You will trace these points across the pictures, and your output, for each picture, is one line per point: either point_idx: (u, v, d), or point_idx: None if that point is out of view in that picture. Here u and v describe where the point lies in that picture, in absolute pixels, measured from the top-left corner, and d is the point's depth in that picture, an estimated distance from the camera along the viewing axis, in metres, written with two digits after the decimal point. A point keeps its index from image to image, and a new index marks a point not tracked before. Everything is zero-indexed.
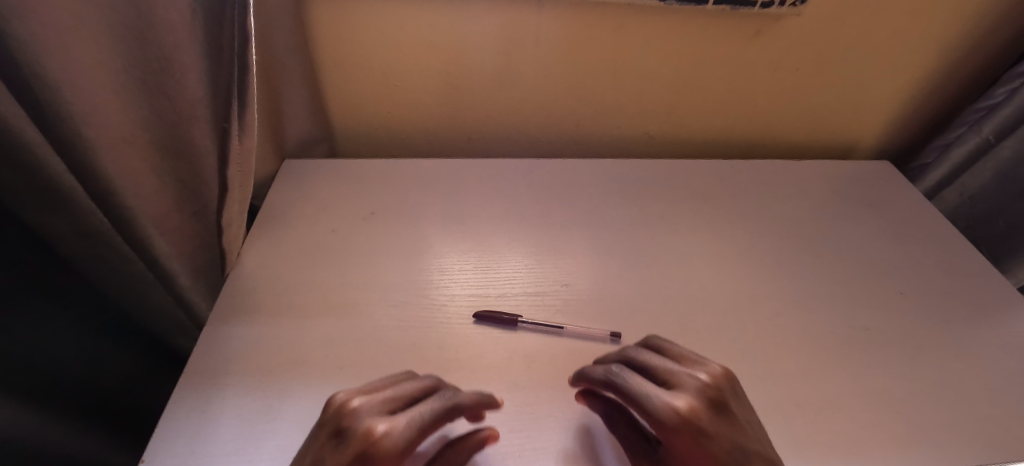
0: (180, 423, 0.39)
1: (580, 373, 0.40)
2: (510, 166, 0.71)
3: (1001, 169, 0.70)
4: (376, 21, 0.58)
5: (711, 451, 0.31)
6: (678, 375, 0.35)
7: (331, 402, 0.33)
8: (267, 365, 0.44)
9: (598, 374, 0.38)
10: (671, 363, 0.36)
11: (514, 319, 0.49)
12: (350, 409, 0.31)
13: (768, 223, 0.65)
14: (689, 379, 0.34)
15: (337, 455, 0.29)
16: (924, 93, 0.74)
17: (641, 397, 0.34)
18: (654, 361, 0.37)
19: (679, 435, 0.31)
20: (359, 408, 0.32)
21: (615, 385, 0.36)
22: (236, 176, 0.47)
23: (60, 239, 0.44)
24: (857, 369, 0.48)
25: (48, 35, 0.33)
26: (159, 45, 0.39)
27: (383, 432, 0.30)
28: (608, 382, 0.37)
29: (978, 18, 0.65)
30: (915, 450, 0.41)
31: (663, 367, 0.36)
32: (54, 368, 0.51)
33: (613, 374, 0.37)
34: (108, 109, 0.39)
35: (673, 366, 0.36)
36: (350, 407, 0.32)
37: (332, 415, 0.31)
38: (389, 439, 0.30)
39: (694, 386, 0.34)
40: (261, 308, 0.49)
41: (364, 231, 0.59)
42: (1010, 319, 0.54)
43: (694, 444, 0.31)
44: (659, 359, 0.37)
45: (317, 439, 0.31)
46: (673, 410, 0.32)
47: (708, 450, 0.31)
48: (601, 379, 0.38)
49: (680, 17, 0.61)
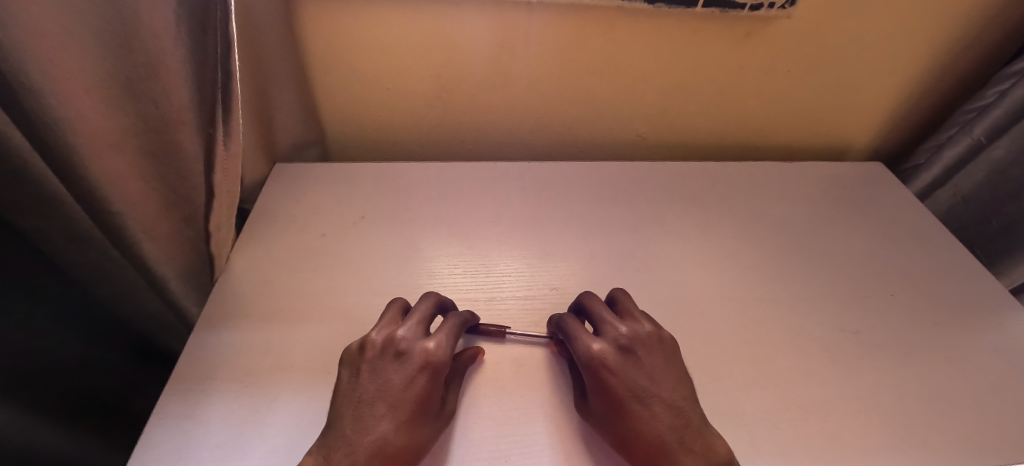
0: (165, 429, 0.39)
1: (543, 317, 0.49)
2: (501, 168, 0.71)
3: (993, 170, 0.70)
4: (366, 25, 0.58)
5: (605, 379, 0.39)
6: (608, 323, 0.44)
7: (373, 338, 0.41)
8: (253, 369, 0.44)
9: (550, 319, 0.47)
10: (608, 312, 0.45)
11: (502, 331, 0.47)
12: (399, 339, 0.41)
13: (758, 225, 0.65)
14: (613, 326, 0.43)
15: (406, 368, 0.39)
16: (916, 94, 0.74)
17: (569, 334, 0.43)
18: (597, 309, 0.45)
19: (586, 364, 0.40)
20: (404, 336, 0.41)
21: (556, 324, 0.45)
22: (223, 181, 0.48)
23: (51, 245, 0.44)
24: (846, 371, 0.48)
25: (32, 41, 0.33)
26: (144, 50, 0.39)
27: (438, 344, 0.40)
28: (552, 323, 0.46)
29: (968, 20, 0.65)
30: (903, 453, 0.41)
31: (602, 316, 0.44)
32: (47, 373, 0.52)
33: (556, 317, 0.46)
34: (95, 115, 0.39)
35: (609, 316, 0.44)
36: (397, 336, 0.41)
37: (384, 345, 0.40)
38: (441, 349, 0.40)
39: (616, 333, 0.42)
40: (250, 312, 0.49)
41: (354, 234, 0.59)
42: (1000, 321, 0.54)
43: (593, 374, 0.39)
44: (603, 308, 0.45)
45: (378, 365, 0.39)
46: (585, 348, 0.41)
47: (604, 380, 0.39)
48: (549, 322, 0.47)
49: (670, 20, 0.61)
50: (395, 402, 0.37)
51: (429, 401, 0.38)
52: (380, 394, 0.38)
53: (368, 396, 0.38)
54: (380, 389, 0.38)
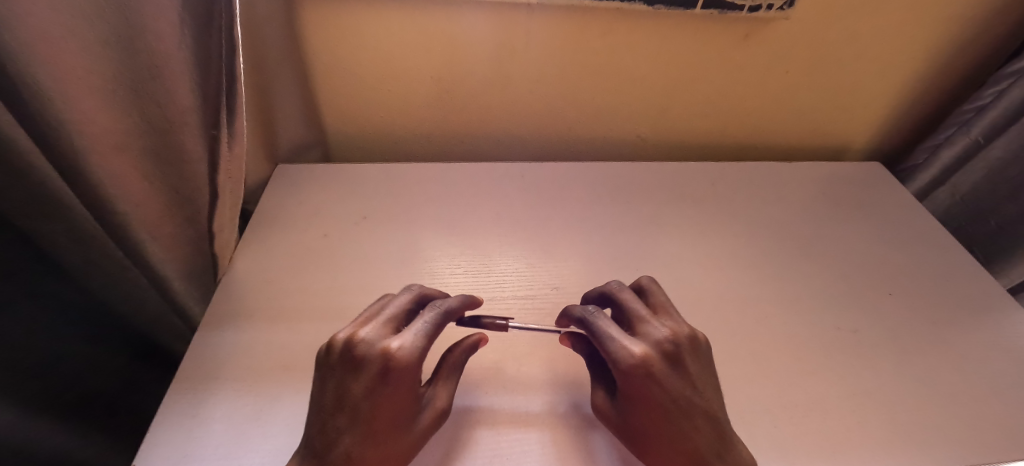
0: (170, 428, 0.39)
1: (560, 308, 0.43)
2: (501, 169, 0.71)
3: (992, 169, 0.70)
4: (368, 27, 0.58)
5: (651, 388, 0.35)
6: (646, 323, 0.40)
7: (335, 340, 0.37)
8: (256, 369, 0.44)
9: (574, 312, 0.41)
10: (644, 310, 0.41)
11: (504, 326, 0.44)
12: (358, 341, 0.36)
13: (757, 225, 0.66)
14: (653, 327, 0.39)
15: (366, 375, 0.35)
16: (914, 94, 0.74)
17: (606, 335, 0.37)
18: (632, 305, 0.42)
19: (630, 372, 0.35)
20: (365, 337, 0.36)
21: (587, 321, 0.39)
22: (226, 183, 0.49)
23: (56, 245, 0.45)
24: (844, 370, 0.48)
25: (39, 44, 0.33)
26: (148, 52, 0.39)
27: (401, 347, 0.35)
28: (580, 317, 0.40)
29: (964, 21, 0.65)
30: (900, 451, 0.41)
31: (637, 314, 0.41)
32: (51, 373, 0.52)
33: (585, 312, 0.40)
34: (100, 117, 0.40)
35: (645, 314, 0.41)
36: (357, 338, 0.36)
37: (344, 349, 0.36)
38: (404, 353, 0.35)
39: (658, 336, 0.38)
40: (252, 312, 0.49)
41: (356, 235, 0.59)
42: (997, 321, 0.54)
43: (636, 383, 0.35)
44: (638, 304, 0.42)
45: (338, 374, 0.35)
46: (629, 353, 0.36)
47: (650, 388, 0.35)
48: (574, 316, 0.41)
49: (669, 21, 0.61)
50: (356, 414, 0.34)
51: (397, 411, 0.34)
52: (341, 405, 0.34)
53: (329, 407, 0.35)
54: (340, 399, 0.35)
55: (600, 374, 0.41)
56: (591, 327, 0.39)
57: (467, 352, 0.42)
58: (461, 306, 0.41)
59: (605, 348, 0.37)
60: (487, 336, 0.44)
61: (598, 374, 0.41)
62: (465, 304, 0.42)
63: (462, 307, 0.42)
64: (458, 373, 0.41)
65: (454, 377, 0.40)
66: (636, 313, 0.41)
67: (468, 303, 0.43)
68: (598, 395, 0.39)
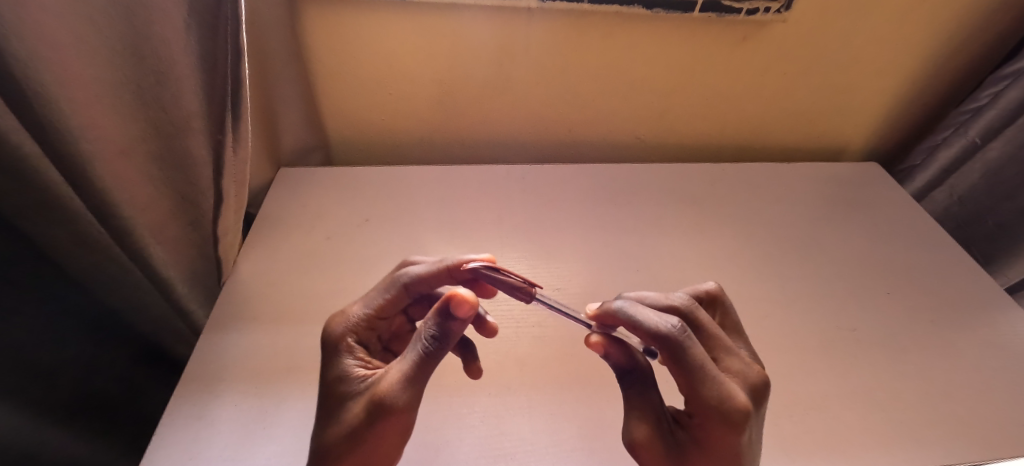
0: (175, 430, 0.39)
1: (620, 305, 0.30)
2: (502, 171, 0.72)
3: (989, 170, 0.71)
4: (370, 31, 0.59)
5: (738, 445, 0.28)
6: (733, 356, 0.31)
7: None
8: (262, 371, 0.44)
9: (652, 323, 0.29)
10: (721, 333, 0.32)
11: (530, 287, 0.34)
12: None
13: (757, 226, 0.66)
14: (743, 362, 0.31)
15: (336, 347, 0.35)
16: (909, 96, 0.75)
17: (706, 373, 0.27)
18: (714, 329, 0.32)
19: (729, 425, 0.27)
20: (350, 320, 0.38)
21: (679, 353, 0.28)
22: (231, 186, 0.49)
23: (63, 255, 0.44)
24: (843, 369, 0.48)
25: (49, 52, 0.33)
26: (157, 58, 0.40)
27: (348, 311, 0.36)
28: (669, 336, 0.28)
29: (959, 23, 0.66)
30: (899, 449, 0.42)
31: (717, 340, 0.31)
32: (58, 378, 0.52)
33: (674, 328, 0.28)
34: (106, 123, 0.40)
35: (726, 341, 0.32)
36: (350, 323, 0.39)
37: None
38: (347, 313, 0.35)
39: (751, 377, 0.30)
40: (256, 315, 0.50)
41: (358, 238, 0.60)
42: (995, 320, 0.54)
43: (728, 438, 0.27)
44: (717, 327, 0.32)
45: None
46: (733, 402, 0.27)
47: (739, 443, 0.28)
48: (653, 329, 0.28)
49: (668, 24, 0.62)
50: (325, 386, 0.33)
51: (328, 386, 0.32)
52: None
53: None
54: None
55: (643, 397, 0.31)
56: (684, 355, 0.27)
57: (437, 320, 0.29)
58: (420, 275, 0.36)
59: (702, 389, 0.27)
60: (457, 292, 0.29)
61: (640, 393, 0.31)
62: (422, 273, 0.36)
63: (423, 274, 0.36)
64: (420, 351, 0.29)
65: (410, 355, 0.29)
66: (720, 338, 0.32)
67: (431, 270, 0.36)
68: (643, 425, 0.29)
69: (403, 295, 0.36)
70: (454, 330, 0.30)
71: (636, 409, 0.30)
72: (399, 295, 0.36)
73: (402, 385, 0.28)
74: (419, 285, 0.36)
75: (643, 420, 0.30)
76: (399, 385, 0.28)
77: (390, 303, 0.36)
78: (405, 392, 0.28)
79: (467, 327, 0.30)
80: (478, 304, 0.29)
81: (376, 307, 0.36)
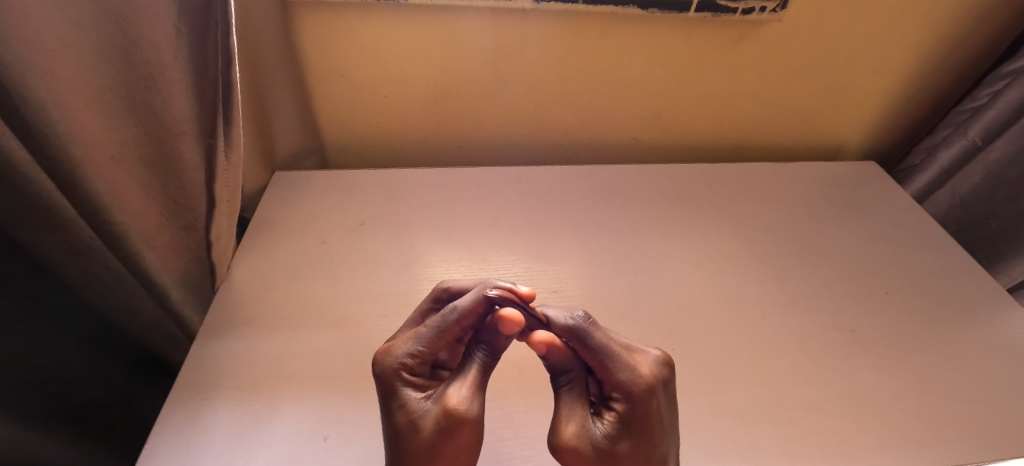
0: (168, 438, 0.39)
1: (540, 308, 0.32)
2: (500, 173, 0.71)
3: (991, 171, 0.70)
4: (364, 33, 0.59)
5: (652, 419, 0.29)
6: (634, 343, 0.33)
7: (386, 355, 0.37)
8: (256, 377, 0.44)
9: (563, 318, 0.31)
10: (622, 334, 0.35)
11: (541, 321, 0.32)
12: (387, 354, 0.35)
13: (755, 226, 0.66)
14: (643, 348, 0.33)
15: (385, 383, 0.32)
16: (907, 95, 0.75)
17: (610, 351, 0.30)
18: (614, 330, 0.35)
19: (639, 398, 0.28)
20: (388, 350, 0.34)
21: (582, 331, 0.30)
22: (223, 190, 0.49)
23: (54, 259, 0.44)
24: (843, 370, 0.48)
25: (36, 57, 0.33)
26: (145, 63, 0.40)
27: (393, 348, 0.32)
28: (574, 326, 0.30)
29: (955, 20, 0.66)
30: (900, 451, 0.41)
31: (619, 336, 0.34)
32: (49, 385, 0.52)
33: (580, 318, 0.31)
34: (97, 128, 0.40)
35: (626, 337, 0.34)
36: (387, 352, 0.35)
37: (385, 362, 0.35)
38: (396, 351, 0.31)
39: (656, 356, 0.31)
40: (250, 321, 0.49)
41: (355, 241, 0.59)
42: (995, 320, 0.54)
43: (642, 412, 0.28)
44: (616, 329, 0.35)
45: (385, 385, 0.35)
46: (640, 375, 0.29)
47: (653, 419, 0.29)
48: (563, 323, 0.31)
49: (663, 24, 0.61)
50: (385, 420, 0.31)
51: (389, 419, 0.30)
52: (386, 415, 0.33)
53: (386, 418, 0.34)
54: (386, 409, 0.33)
55: (570, 390, 0.31)
56: (592, 338, 0.30)
57: (486, 335, 0.32)
58: (469, 312, 0.31)
59: (611, 364, 0.29)
60: (501, 312, 0.29)
61: (567, 390, 0.31)
62: (467, 306, 0.31)
63: (470, 309, 0.31)
64: (479, 361, 0.31)
65: (473, 371, 0.30)
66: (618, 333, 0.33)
67: (478, 302, 0.31)
68: (575, 423, 0.29)
69: (454, 331, 0.31)
70: (500, 343, 0.32)
71: (568, 407, 0.30)
72: (447, 332, 0.31)
73: (471, 395, 0.28)
74: (468, 320, 0.31)
75: (574, 415, 0.29)
76: (467, 394, 0.28)
77: (440, 340, 0.31)
78: (476, 402, 0.28)
79: (509, 342, 0.32)
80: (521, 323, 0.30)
81: (427, 345, 0.31)
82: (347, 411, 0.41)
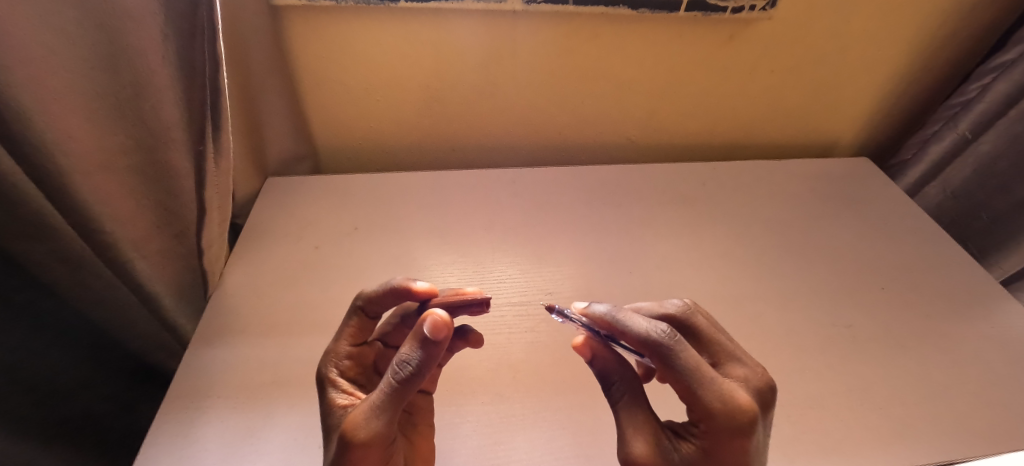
0: (160, 449, 0.38)
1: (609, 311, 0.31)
2: (493, 175, 0.71)
3: (982, 164, 0.70)
4: (354, 37, 0.58)
5: (745, 453, 0.27)
6: (737, 362, 0.31)
7: None
8: (249, 385, 0.43)
9: (643, 329, 0.28)
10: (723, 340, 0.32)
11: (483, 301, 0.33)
12: None
13: (750, 224, 0.66)
14: (745, 367, 0.31)
15: None
16: (897, 91, 0.75)
17: (702, 375, 0.27)
18: (714, 338, 0.32)
19: (734, 432, 0.26)
20: None
21: (666, 350, 0.27)
22: (214, 197, 0.48)
23: (43, 269, 0.44)
24: (839, 366, 0.48)
25: (21, 67, 0.33)
26: (133, 70, 0.40)
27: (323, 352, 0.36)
28: (658, 342, 0.27)
29: (944, 16, 0.66)
30: (897, 447, 0.41)
31: (718, 347, 0.32)
32: (40, 397, 0.51)
33: (661, 333, 0.28)
34: (84, 136, 0.39)
35: (727, 347, 0.32)
36: None
37: None
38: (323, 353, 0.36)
39: (758, 382, 0.30)
40: (244, 328, 0.49)
41: (348, 246, 0.59)
42: (989, 314, 0.54)
43: (732, 446, 0.27)
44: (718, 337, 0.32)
45: None
46: (738, 409, 0.26)
47: (745, 454, 0.27)
48: (642, 335, 0.28)
49: (653, 24, 0.62)
50: None
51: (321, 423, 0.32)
52: None
53: None
54: None
55: (632, 401, 0.30)
56: (678, 359, 0.27)
57: (411, 344, 0.28)
58: (371, 296, 0.35)
59: (702, 393, 0.26)
60: (429, 313, 0.28)
61: (626, 401, 0.30)
62: (371, 293, 0.35)
63: (374, 296, 0.35)
64: (391, 378, 0.27)
65: (381, 388, 0.27)
66: (720, 345, 0.32)
67: (380, 289, 0.35)
68: (644, 439, 0.28)
69: (367, 319, 0.36)
70: (433, 353, 0.27)
71: (631, 423, 0.29)
72: (362, 321, 0.36)
73: (374, 415, 0.26)
74: (376, 308, 0.35)
75: (640, 432, 0.28)
76: (366, 416, 0.26)
77: (359, 330, 0.36)
78: (380, 424, 0.26)
79: (446, 348, 0.28)
80: (448, 323, 0.28)
81: (349, 338, 0.36)
82: None
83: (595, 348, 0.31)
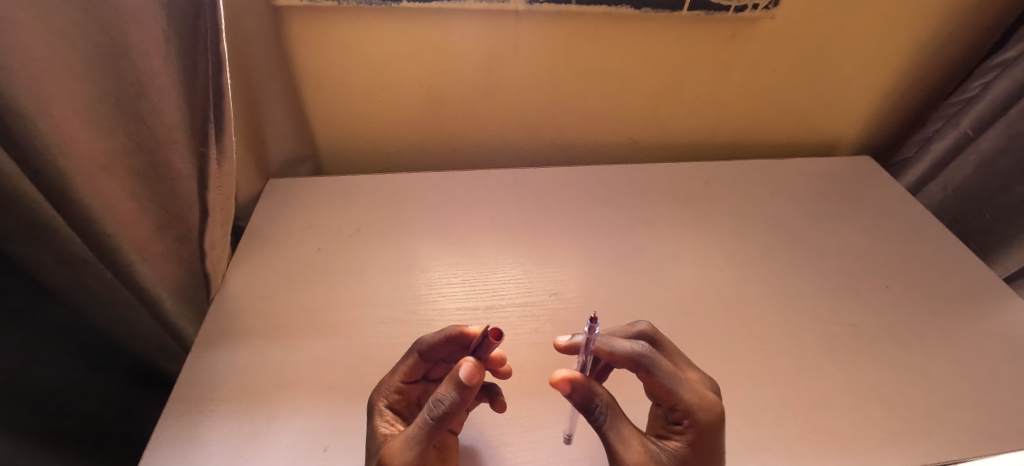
0: (163, 453, 0.38)
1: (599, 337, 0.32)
2: (495, 175, 0.71)
3: (983, 162, 0.70)
4: (356, 37, 0.58)
5: (716, 441, 0.32)
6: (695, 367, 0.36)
7: None
8: (253, 388, 0.43)
9: (627, 346, 0.32)
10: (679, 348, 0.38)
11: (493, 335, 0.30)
12: None
13: (754, 224, 0.66)
14: (700, 371, 0.36)
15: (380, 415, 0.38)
16: (899, 89, 0.75)
17: (678, 378, 0.32)
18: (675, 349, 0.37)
19: (711, 422, 0.31)
20: None
21: (647, 357, 0.32)
22: (217, 199, 0.48)
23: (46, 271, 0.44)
24: (845, 365, 0.48)
25: (20, 68, 0.32)
26: (134, 71, 0.39)
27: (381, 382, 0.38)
28: (641, 353, 0.32)
29: (946, 13, 0.66)
30: (905, 447, 0.41)
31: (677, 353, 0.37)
32: (43, 401, 0.51)
33: (643, 347, 0.32)
34: (85, 138, 0.39)
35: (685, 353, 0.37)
36: None
37: None
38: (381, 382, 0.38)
39: (709, 381, 0.35)
40: (247, 331, 0.48)
41: (351, 247, 0.59)
42: (994, 312, 0.54)
43: (710, 438, 0.31)
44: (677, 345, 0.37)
45: None
46: (708, 402, 0.32)
47: (717, 443, 0.32)
48: (628, 351, 0.32)
49: (656, 23, 0.62)
50: None
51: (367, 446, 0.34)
52: None
53: None
54: None
55: (616, 417, 0.30)
56: (658, 366, 0.31)
57: (446, 388, 0.29)
58: (430, 342, 0.36)
59: (682, 392, 0.31)
60: (461, 359, 0.29)
61: (611, 420, 0.30)
62: (431, 339, 0.36)
63: (434, 341, 0.36)
64: (426, 417, 0.28)
65: (416, 424, 0.29)
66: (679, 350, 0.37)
67: (437, 337, 0.36)
68: (635, 448, 0.29)
69: (422, 360, 0.37)
70: (464, 398, 0.28)
71: (620, 432, 0.30)
72: (417, 362, 0.37)
73: (407, 446, 0.28)
74: (433, 352, 0.36)
75: (631, 442, 0.29)
76: (401, 447, 0.28)
77: (412, 370, 0.37)
78: (410, 456, 0.28)
79: (475, 393, 0.29)
80: (475, 370, 0.28)
81: (401, 374, 0.37)
82: (347, 419, 0.41)
83: (576, 381, 0.29)
